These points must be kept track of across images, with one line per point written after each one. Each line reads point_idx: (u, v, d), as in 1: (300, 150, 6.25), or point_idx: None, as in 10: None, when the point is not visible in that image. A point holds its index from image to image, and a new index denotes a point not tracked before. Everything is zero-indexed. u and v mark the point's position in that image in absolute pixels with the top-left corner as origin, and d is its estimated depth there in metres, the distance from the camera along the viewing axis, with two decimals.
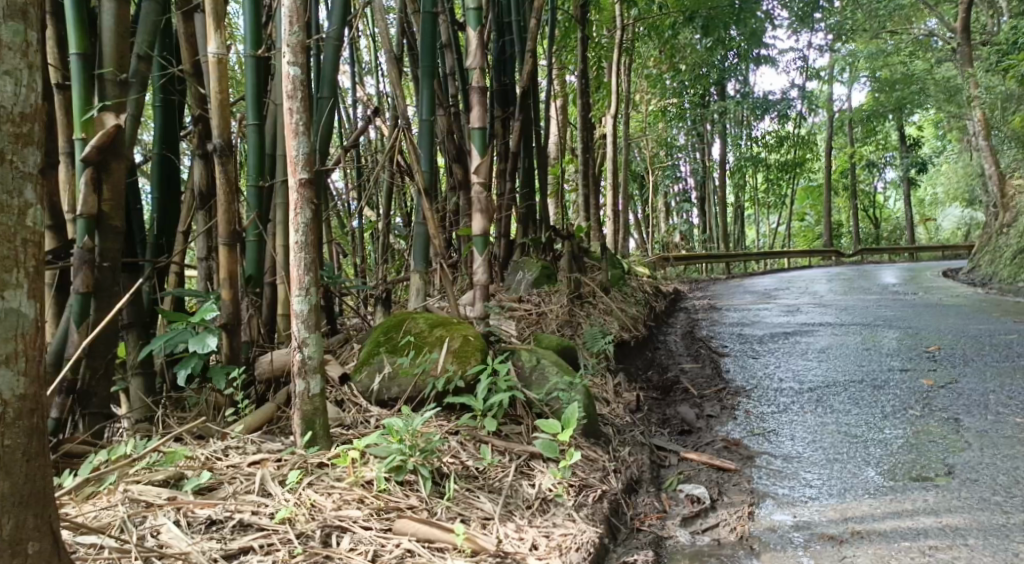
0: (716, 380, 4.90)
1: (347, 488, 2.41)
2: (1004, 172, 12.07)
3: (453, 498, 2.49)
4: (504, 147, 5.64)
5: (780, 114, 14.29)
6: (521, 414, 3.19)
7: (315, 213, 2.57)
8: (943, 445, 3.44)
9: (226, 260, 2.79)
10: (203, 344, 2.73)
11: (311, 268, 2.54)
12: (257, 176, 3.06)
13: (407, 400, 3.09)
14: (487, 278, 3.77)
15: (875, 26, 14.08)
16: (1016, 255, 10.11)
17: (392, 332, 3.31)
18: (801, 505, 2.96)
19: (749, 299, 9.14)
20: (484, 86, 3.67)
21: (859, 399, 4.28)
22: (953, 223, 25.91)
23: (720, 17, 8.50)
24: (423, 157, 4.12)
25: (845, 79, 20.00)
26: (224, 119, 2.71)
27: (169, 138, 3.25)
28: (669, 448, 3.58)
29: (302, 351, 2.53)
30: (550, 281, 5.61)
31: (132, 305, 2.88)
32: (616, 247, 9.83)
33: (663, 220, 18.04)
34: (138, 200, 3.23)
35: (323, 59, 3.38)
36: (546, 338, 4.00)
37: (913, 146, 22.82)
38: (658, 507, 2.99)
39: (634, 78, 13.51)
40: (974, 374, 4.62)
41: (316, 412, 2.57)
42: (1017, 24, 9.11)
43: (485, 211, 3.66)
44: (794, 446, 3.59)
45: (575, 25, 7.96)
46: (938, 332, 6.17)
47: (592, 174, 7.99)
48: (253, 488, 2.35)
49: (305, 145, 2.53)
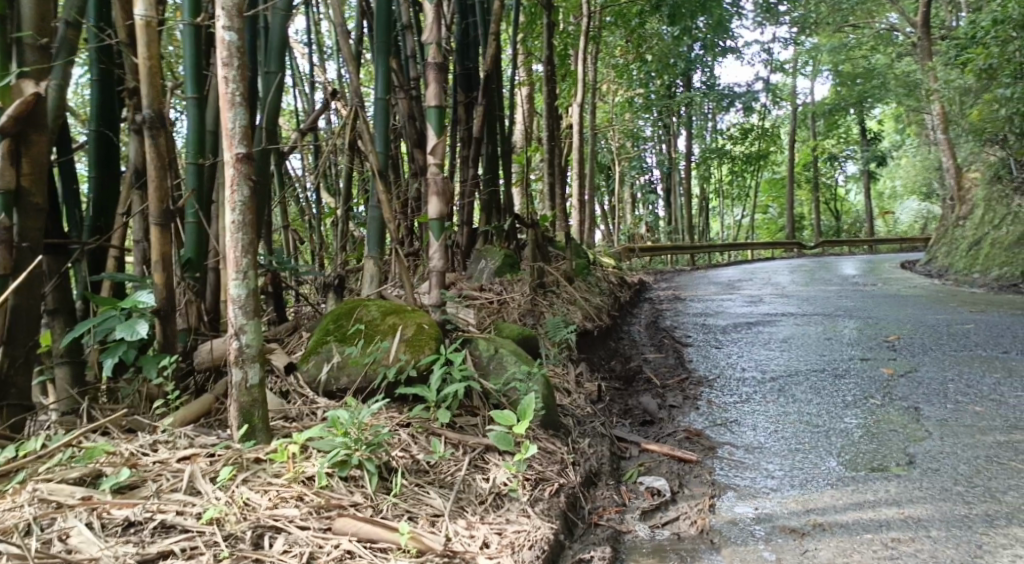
0: (679, 370, 4.82)
1: (285, 484, 2.26)
2: (961, 166, 12.28)
3: (400, 494, 2.35)
4: (466, 133, 5.48)
5: (745, 106, 14.56)
6: (477, 405, 3.05)
7: (254, 190, 2.40)
8: (904, 435, 3.39)
9: (158, 241, 2.59)
10: (133, 331, 2.53)
11: (250, 250, 2.39)
12: (197, 154, 2.86)
13: (357, 391, 2.94)
14: (444, 265, 3.58)
15: (838, 20, 14.23)
16: (972, 246, 10.27)
17: (342, 320, 3.15)
18: (762, 497, 2.88)
19: (713, 290, 9.12)
20: (441, 62, 3.50)
21: (821, 389, 4.23)
22: (912, 216, 26.36)
23: (686, 6, 8.46)
24: (378, 138, 3.93)
25: (808, 73, 20.14)
26: (153, 87, 2.50)
27: (107, 115, 3.05)
28: (630, 439, 3.48)
29: (240, 339, 2.37)
30: (513, 269, 5.47)
31: (57, 290, 2.77)
32: (581, 238, 9.71)
33: (629, 211, 18.01)
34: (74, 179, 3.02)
35: (271, 31, 3.17)
36: (506, 327, 3.87)
37: (873, 140, 23.15)
38: (617, 500, 2.88)
39: (600, 66, 13.39)
40: (934, 363, 4.62)
41: (254, 404, 2.41)
42: (975, 19, 9.21)
43: (442, 194, 3.50)
44: (757, 437, 3.52)
45: (540, 12, 7.84)
46: (899, 321, 6.20)
47: (558, 162, 7.87)
48: (180, 485, 2.19)
49: (242, 117, 2.36)
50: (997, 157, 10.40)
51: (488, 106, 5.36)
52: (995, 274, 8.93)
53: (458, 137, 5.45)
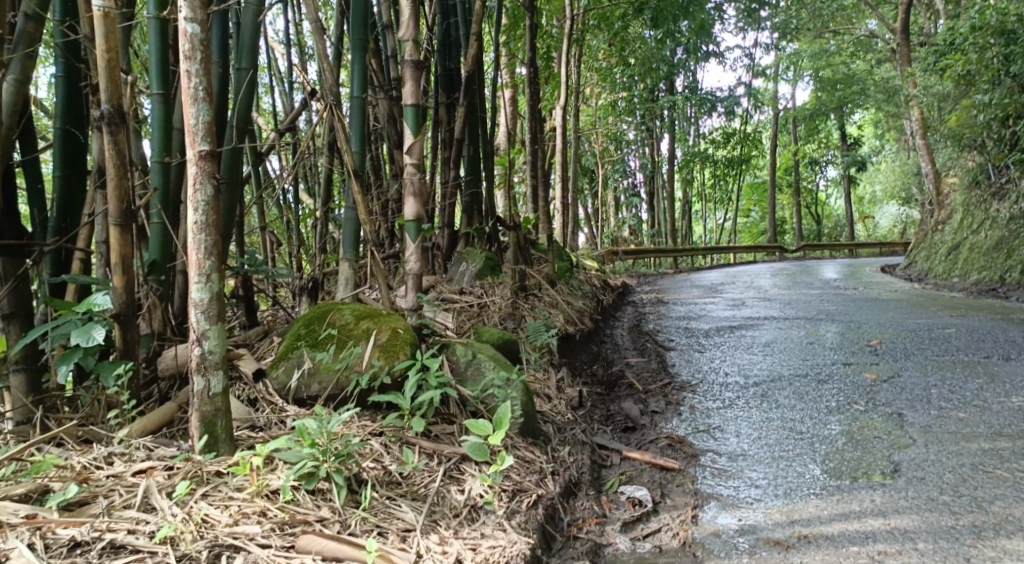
0: (662, 374, 4.75)
1: (247, 499, 2.15)
2: (940, 171, 12.32)
3: (370, 508, 2.25)
4: (447, 134, 5.37)
5: (727, 110, 14.56)
6: (454, 413, 2.95)
7: (217, 190, 2.29)
8: (888, 442, 3.33)
9: (117, 241, 2.47)
10: (87, 337, 2.40)
11: (213, 252, 2.28)
12: (163, 153, 2.74)
13: (328, 399, 2.83)
14: (420, 267, 3.48)
15: (819, 26, 14.26)
16: (952, 250, 10.30)
17: (314, 325, 3.04)
18: (746, 507, 2.81)
19: (696, 293, 9.08)
20: (418, 59, 3.39)
21: (804, 394, 4.17)
22: (891, 221, 26.59)
23: (669, 9, 8.42)
24: (353, 136, 3.80)
25: (789, 78, 20.21)
26: (112, 80, 2.38)
27: (73, 112, 2.93)
28: (611, 447, 3.40)
29: (202, 345, 2.27)
30: (494, 272, 5.37)
31: (12, 294, 2.66)
32: (564, 241, 9.62)
33: (612, 214, 17.95)
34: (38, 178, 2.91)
35: (243, 26, 3.06)
36: (485, 332, 3.78)
37: (853, 145, 23.28)
38: (597, 511, 2.80)
39: (582, 70, 13.31)
40: (917, 368, 4.58)
41: (216, 413, 2.30)
42: (955, 25, 9.25)
43: (419, 195, 3.39)
44: (740, 444, 3.45)
45: (523, 14, 7.76)
46: (880, 325, 6.17)
47: (541, 165, 7.78)
48: (134, 501, 2.08)
49: (206, 113, 2.26)
50: (976, 162, 10.44)
51: (470, 106, 5.27)
52: (974, 279, 8.96)
53: (439, 138, 5.35)
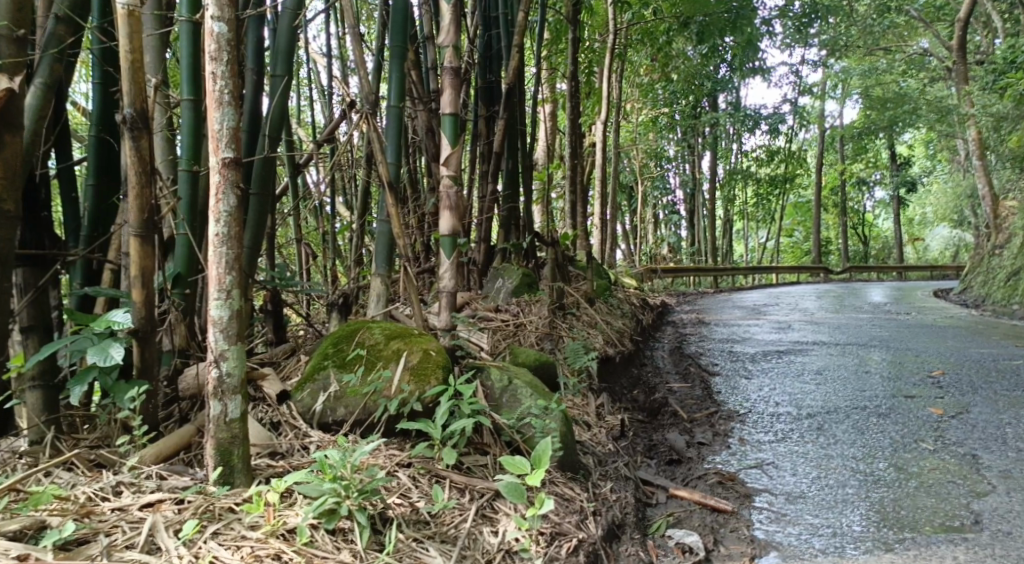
0: (708, 402, 4.48)
1: (261, 539, 1.99)
2: (996, 194, 11.80)
3: (395, 552, 2.08)
4: (487, 148, 5.17)
5: (772, 127, 14.24)
6: (488, 442, 2.74)
7: (241, 200, 2.14)
8: (964, 488, 3.05)
9: (137, 253, 2.33)
10: (105, 356, 2.25)
11: (235, 266, 2.12)
12: (192, 161, 2.58)
13: (355, 424, 2.66)
14: (456, 285, 3.29)
15: (870, 42, 13.83)
16: (1010, 276, 9.81)
17: (342, 344, 2.88)
18: (809, 560, 2.56)
19: (739, 314, 8.77)
20: (457, 66, 3.20)
21: (864, 428, 3.88)
22: (941, 244, 25.81)
23: (717, 23, 7.94)
24: (390, 147, 3.60)
25: (837, 96, 19.74)
26: (135, 83, 2.25)
27: (108, 119, 2.79)
28: (656, 483, 3.16)
29: (219, 367, 2.11)
30: (532, 288, 5.14)
31: (33, 306, 2.54)
32: (603, 258, 9.37)
33: (651, 231, 17.59)
34: (72, 187, 2.80)
35: (279, 32, 2.91)
36: (521, 354, 3.58)
37: (903, 165, 22.63)
38: (644, 558, 2.57)
39: (624, 85, 13.08)
40: (986, 403, 4.25)
41: (232, 441, 2.15)
42: (1016, 43, 8.81)
43: (455, 208, 3.18)
44: (798, 483, 3.18)
45: (564, 27, 7.54)
46: (939, 354, 5.82)
47: (581, 180, 7.54)
48: (137, 541, 1.93)
49: (231, 117, 2.11)
50: None
51: (510, 120, 5.08)
52: None
53: (477, 151, 5.18)
